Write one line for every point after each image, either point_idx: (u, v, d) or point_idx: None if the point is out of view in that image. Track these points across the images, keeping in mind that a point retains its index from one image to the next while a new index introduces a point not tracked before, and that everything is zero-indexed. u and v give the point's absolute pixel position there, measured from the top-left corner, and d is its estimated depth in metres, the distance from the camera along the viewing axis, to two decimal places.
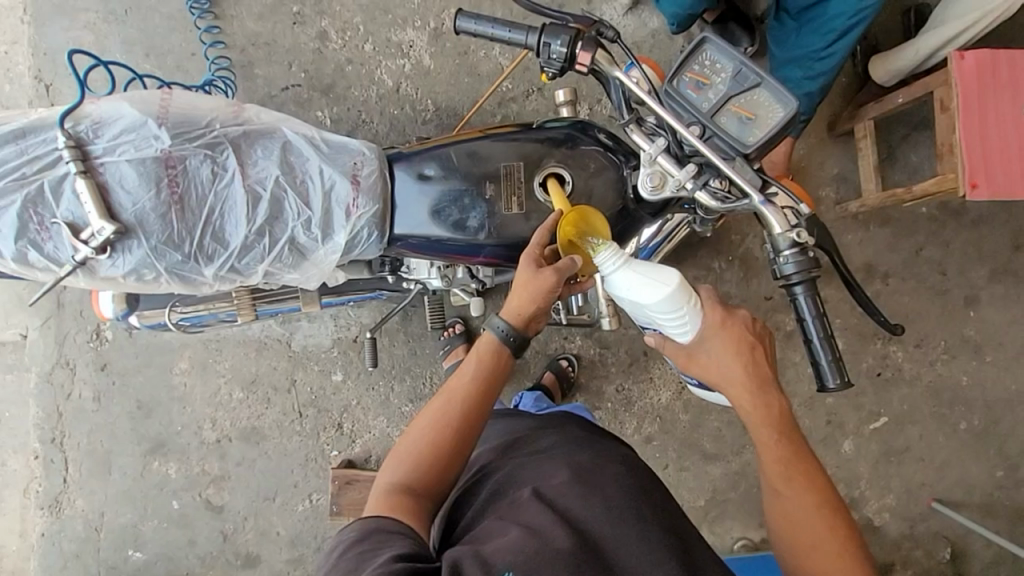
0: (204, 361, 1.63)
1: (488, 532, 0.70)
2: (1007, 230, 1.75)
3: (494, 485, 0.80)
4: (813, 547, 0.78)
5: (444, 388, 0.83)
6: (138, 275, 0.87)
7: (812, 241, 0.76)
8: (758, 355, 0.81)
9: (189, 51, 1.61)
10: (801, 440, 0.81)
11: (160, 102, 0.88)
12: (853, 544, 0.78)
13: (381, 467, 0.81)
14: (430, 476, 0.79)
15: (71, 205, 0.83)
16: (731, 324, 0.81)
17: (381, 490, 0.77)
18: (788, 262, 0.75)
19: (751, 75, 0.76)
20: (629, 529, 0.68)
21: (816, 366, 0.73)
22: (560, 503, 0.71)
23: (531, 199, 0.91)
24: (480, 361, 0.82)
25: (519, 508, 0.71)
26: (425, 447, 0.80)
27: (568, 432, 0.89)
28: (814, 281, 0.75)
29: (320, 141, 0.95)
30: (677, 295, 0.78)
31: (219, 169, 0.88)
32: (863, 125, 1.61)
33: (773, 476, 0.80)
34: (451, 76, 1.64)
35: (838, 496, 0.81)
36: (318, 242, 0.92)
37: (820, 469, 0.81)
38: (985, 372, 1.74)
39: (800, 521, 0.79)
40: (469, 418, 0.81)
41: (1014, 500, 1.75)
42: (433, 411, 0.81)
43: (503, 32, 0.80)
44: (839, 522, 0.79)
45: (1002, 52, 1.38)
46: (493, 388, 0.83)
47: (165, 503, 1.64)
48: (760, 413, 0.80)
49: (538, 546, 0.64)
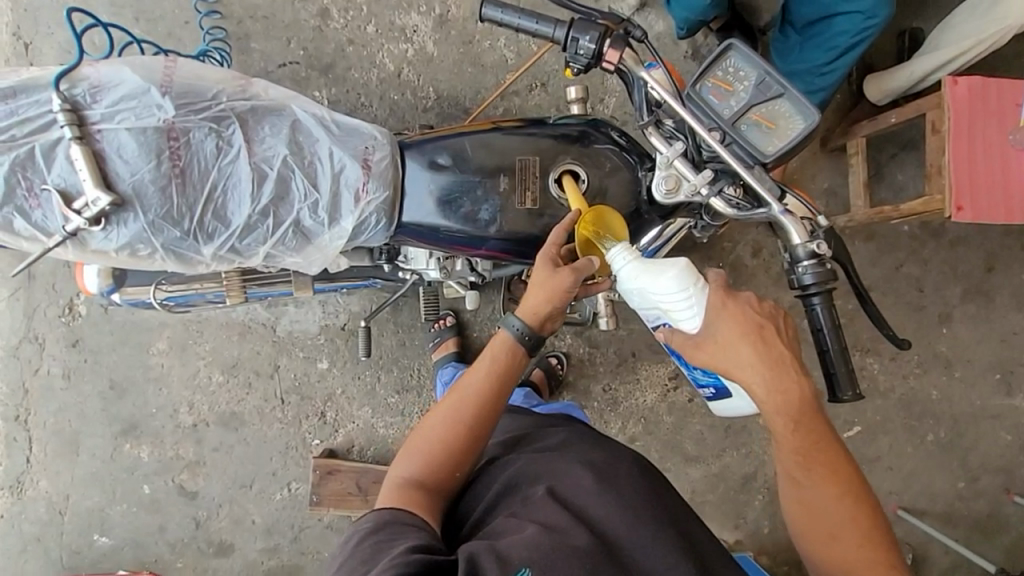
0: (184, 342, 1.58)
1: (501, 529, 0.69)
2: (981, 251, 1.81)
3: (504, 479, 0.79)
4: (833, 536, 0.80)
5: (458, 385, 0.82)
6: (132, 250, 0.83)
7: (830, 254, 0.76)
8: (770, 338, 0.77)
9: (182, 19, 1.55)
10: (825, 432, 0.80)
11: (163, 70, 0.83)
12: (875, 534, 0.80)
13: (394, 461, 0.81)
14: (443, 474, 0.79)
15: (64, 172, 0.78)
16: (737, 306, 0.78)
17: (394, 485, 0.77)
18: (806, 273, 0.75)
19: (774, 86, 0.76)
20: (643, 529, 0.68)
21: (830, 377, 0.74)
22: (575, 502, 0.71)
23: (545, 196, 0.90)
24: (496, 360, 0.81)
25: (533, 506, 0.71)
26: (438, 443, 0.79)
27: (577, 431, 0.88)
28: (830, 293, 0.75)
29: (330, 122, 0.91)
30: (682, 275, 0.78)
31: (225, 145, 0.84)
32: (855, 142, 1.65)
33: (794, 467, 0.80)
34: (455, 64, 1.62)
35: (861, 486, 0.81)
36: (324, 226, 0.89)
37: (845, 459, 0.81)
38: (953, 386, 1.81)
39: (821, 511, 0.80)
40: (484, 417, 0.80)
41: (973, 510, 1.83)
42: (446, 407, 0.81)
43: (530, 24, 0.78)
44: (862, 511, 0.80)
45: (992, 81, 1.43)
46: (508, 386, 0.82)
47: (136, 487, 1.58)
48: (777, 405, 0.76)
49: (555, 543, 0.65)
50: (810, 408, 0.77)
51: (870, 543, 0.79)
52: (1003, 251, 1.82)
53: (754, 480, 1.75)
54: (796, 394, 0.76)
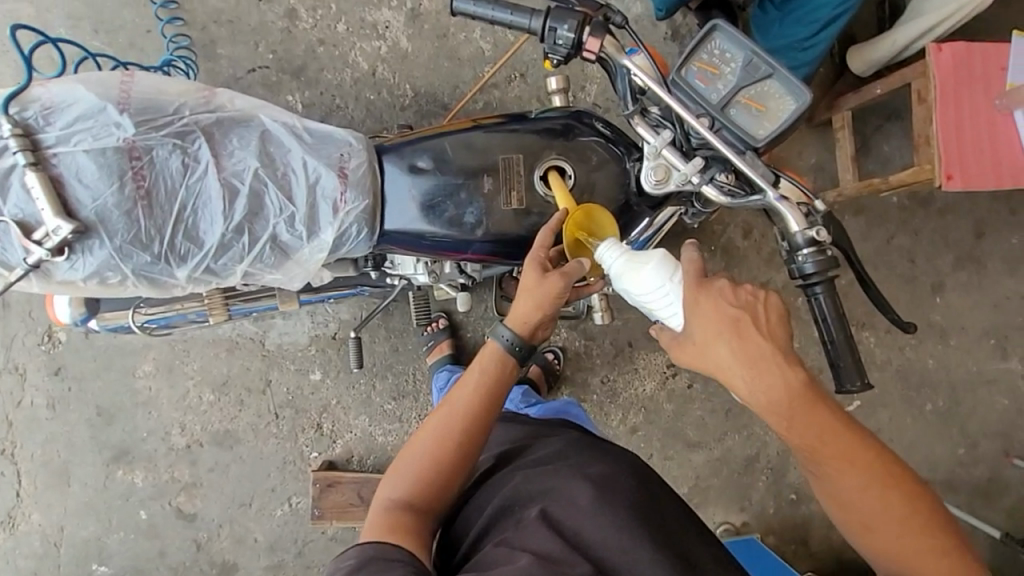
0: (171, 362, 1.54)
1: (493, 559, 0.69)
2: (970, 218, 1.81)
3: (500, 500, 0.78)
4: (872, 526, 0.72)
5: (446, 400, 0.80)
6: (102, 278, 0.79)
7: (829, 240, 0.74)
8: (750, 331, 0.69)
9: (143, 28, 1.49)
10: (837, 414, 0.72)
11: (120, 85, 0.79)
12: (914, 510, 0.72)
13: (381, 482, 0.78)
14: (433, 492, 0.77)
15: (20, 201, 0.73)
16: (710, 299, 0.71)
17: (381, 507, 0.75)
18: (807, 261, 0.73)
19: (762, 66, 0.73)
20: (638, 553, 0.69)
21: (834, 367, 0.71)
22: (569, 526, 0.71)
23: (531, 194, 0.87)
24: (485, 373, 0.80)
25: (526, 530, 0.71)
26: (427, 461, 0.77)
27: (570, 438, 0.87)
28: (833, 281, 0.72)
29: (302, 130, 0.87)
30: (663, 266, 0.75)
31: (191, 162, 0.80)
32: (840, 116, 1.63)
33: (811, 463, 0.73)
34: (430, 59, 1.57)
35: (888, 461, 0.73)
36: (303, 240, 0.85)
37: (858, 438, 0.73)
38: (949, 355, 1.81)
39: (855, 502, 0.73)
40: (473, 432, 0.79)
41: (974, 476, 1.84)
42: (434, 424, 0.79)
43: (504, 15, 0.74)
44: (896, 490, 0.72)
45: (976, 45, 1.42)
46: (497, 400, 0.80)
47: (132, 514, 1.54)
48: (772, 403, 0.69)
49: (549, 574, 0.65)
50: (811, 393, 0.70)
51: (913, 521, 0.72)
52: (992, 217, 1.82)
53: (757, 461, 1.75)
54: (791, 386, 0.69)
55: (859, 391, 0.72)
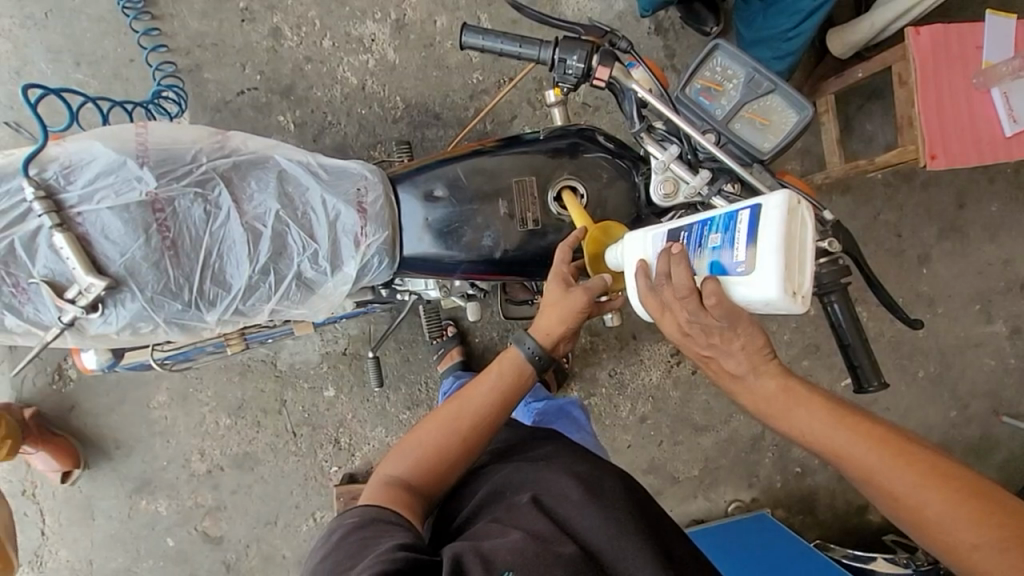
0: (184, 391, 1.55)
1: (485, 533, 0.72)
2: (951, 189, 1.87)
3: (488, 488, 0.82)
4: (922, 524, 0.66)
5: (461, 393, 0.86)
6: (134, 329, 0.80)
7: (841, 250, 0.77)
8: (722, 358, 0.74)
9: (126, 58, 1.47)
10: (840, 407, 0.72)
11: (136, 139, 0.79)
12: (970, 502, 0.64)
13: (385, 459, 0.84)
14: (434, 477, 0.81)
15: (50, 261, 0.74)
16: (680, 342, 0.75)
17: (380, 481, 0.80)
18: (820, 274, 0.77)
19: (764, 82, 0.76)
20: (624, 540, 0.72)
21: (855, 369, 0.78)
22: (559, 513, 0.74)
23: (546, 214, 0.89)
24: (502, 373, 0.85)
25: (518, 513, 0.74)
26: (432, 448, 0.82)
27: (558, 442, 0.91)
28: (845, 288, 0.77)
29: (317, 167, 0.88)
30: (632, 252, 0.78)
31: (213, 208, 0.81)
32: (825, 99, 1.68)
33: (837, 464, 0.71)
34: (419, 70, 1.57)
35: (931, 453, 0.68)
36: (327, 274, 0.87)
37: (885, 431, 0.69)
38: (938, 322, 1.89)
39: (894, 493, 0.68)
40: (481, 429, 0.84)
41: (967, 435, 1.93)
42: (446, 414, 0.84)
43: (513, 47, 0.80)
44: (938, 475, 0.66)
45: (953, 25, 1.46)
46: (508, 403, 0.85)
47: (159, 542, 1.56)
48: (765, 412, 0.75)
49: (540, 549, 0.67)
50: (797, 390, 0.73)
51: (967, 518, 0.64)
52: (972, 187, 1.88)
53: (762, 439, 1.81)
54: (773, 391, 0.74)
55: (879, 386, 0.79)
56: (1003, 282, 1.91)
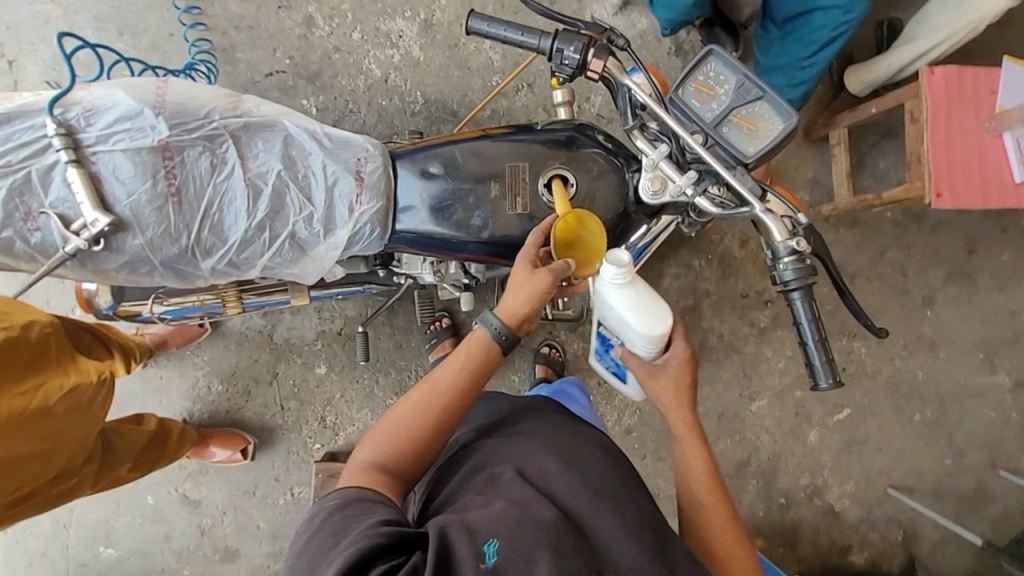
0: (182, 353, 1.59)
1: (469, 505, 0.73)
2: (961, 233, 1.86)
3: (470, 465, 0.84)
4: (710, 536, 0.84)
5: (431, 376, 0.86)
6: (132, 269, 0.85)
7: (809, 250, 0.80)
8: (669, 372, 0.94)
9: (166, 31, 1.55)
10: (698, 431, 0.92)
11: (155, 91, 0.84)
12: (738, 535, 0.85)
13: (359, 447, 0.84)
14: (410, 459, 0.82)
15: (62, 194, 0.79)
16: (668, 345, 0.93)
17: (357, 469, 0.80)
18: (788, 269, 0.78)
19: (754, 89, 0.79)
20: (602, 505, 0.73)
21: (811, 366, 0.76)
22: (540, 483, 0.76)
23: (535, 200, 0.92)
24: (471, 354, 0.85)
25: (503, 485, 0.75)
26: (405, 432, 0.82)
27: (547, 418, 0.92)
28: (811, 287, 0.77)
29: (323, 135, 0.93)
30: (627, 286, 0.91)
31: (219, 163, 0.86)
32: (837, 132, 1.69)
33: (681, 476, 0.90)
34: (441, 68, 1.63)
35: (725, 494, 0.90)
36: (319, 238, 0.91)
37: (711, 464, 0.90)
38: (938, 367, 1.86)
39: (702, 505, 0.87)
40: (453, 409, 0.84)
41: (961, 485, 1.88)
42: (416, 398, 0.84)
43: (516, 36, 0.83)
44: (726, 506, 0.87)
45: (967, 68, 1.47)
46: (478, 381, 0.86)
47: (140, 499, 1.60)
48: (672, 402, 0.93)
49: (521, 514, 0.68)
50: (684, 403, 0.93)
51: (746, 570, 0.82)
52: (982, 234, 1.87)
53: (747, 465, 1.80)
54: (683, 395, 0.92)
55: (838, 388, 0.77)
56: (1009, 333, 1.88)
